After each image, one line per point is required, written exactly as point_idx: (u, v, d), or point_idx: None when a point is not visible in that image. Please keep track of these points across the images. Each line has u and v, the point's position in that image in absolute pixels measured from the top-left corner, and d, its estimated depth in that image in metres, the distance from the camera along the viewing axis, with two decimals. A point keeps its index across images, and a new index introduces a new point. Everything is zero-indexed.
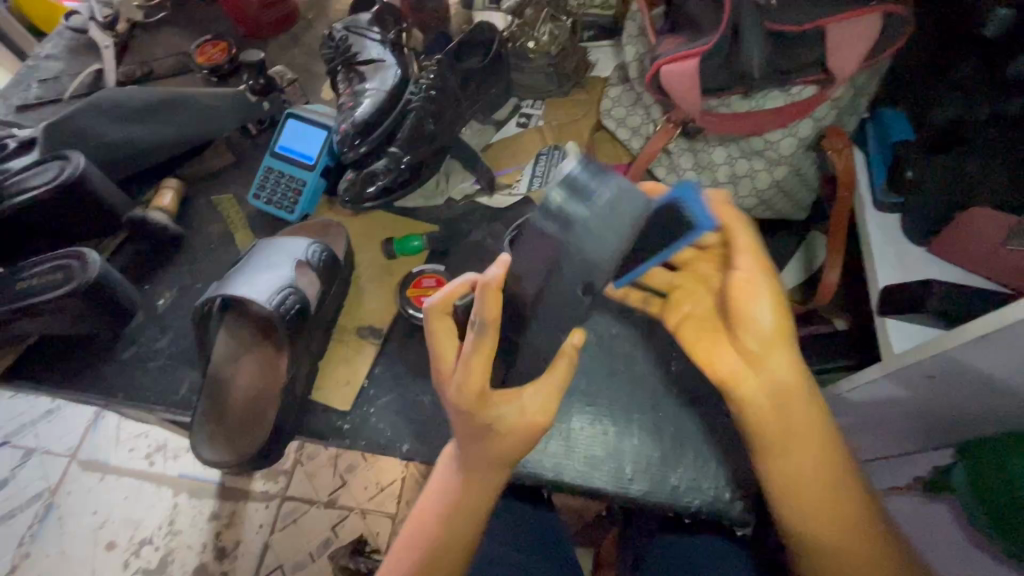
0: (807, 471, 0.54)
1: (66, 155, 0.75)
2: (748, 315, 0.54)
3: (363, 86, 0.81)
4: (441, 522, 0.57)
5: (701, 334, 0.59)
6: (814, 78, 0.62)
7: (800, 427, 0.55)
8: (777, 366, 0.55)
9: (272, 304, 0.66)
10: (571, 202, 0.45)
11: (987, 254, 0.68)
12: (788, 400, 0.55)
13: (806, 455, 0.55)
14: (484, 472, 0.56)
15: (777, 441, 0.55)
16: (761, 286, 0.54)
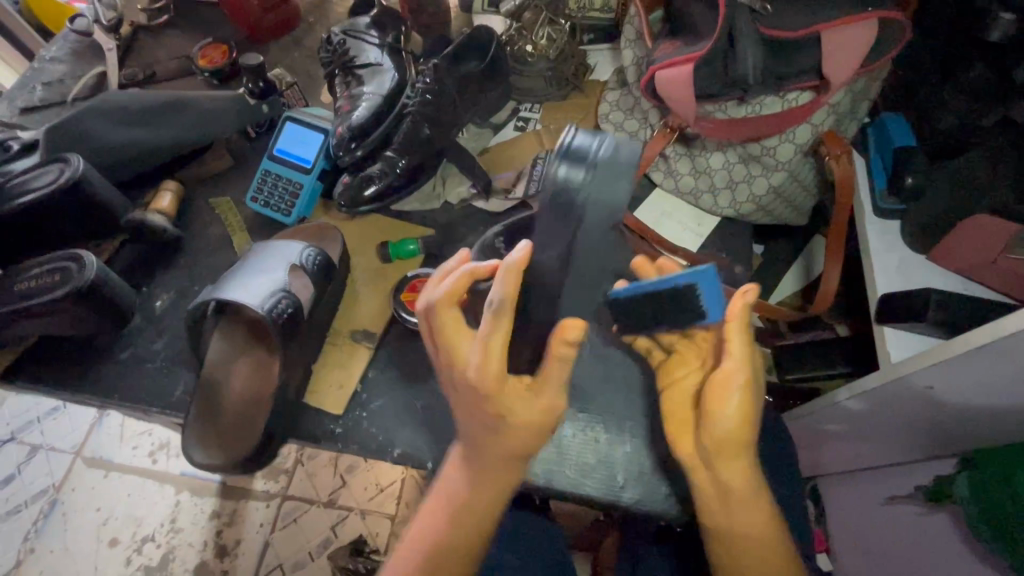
0: (763, 547, 0.55)
1: (65, 157, 0.76)
2: (712, 413, 0.54)
3: (361, 90, 0.82)
4: (435, 519, 0.57)
5: (682, 404, 0.61)
6: (810, 84, 0.62)
7: (748, 522, 0.55)
8: (730, 470, 0.54)
9: (265, 308, 0.66)
10: (575, 160, 0.51)
11: (988, 262, 0.68)
12: (736, 498, 0.55)
13: (751, 547, 0.56)
14: (499, 469, 0.55)
15: (720, 532, 0.56)
16: (733, 391, 0.53)
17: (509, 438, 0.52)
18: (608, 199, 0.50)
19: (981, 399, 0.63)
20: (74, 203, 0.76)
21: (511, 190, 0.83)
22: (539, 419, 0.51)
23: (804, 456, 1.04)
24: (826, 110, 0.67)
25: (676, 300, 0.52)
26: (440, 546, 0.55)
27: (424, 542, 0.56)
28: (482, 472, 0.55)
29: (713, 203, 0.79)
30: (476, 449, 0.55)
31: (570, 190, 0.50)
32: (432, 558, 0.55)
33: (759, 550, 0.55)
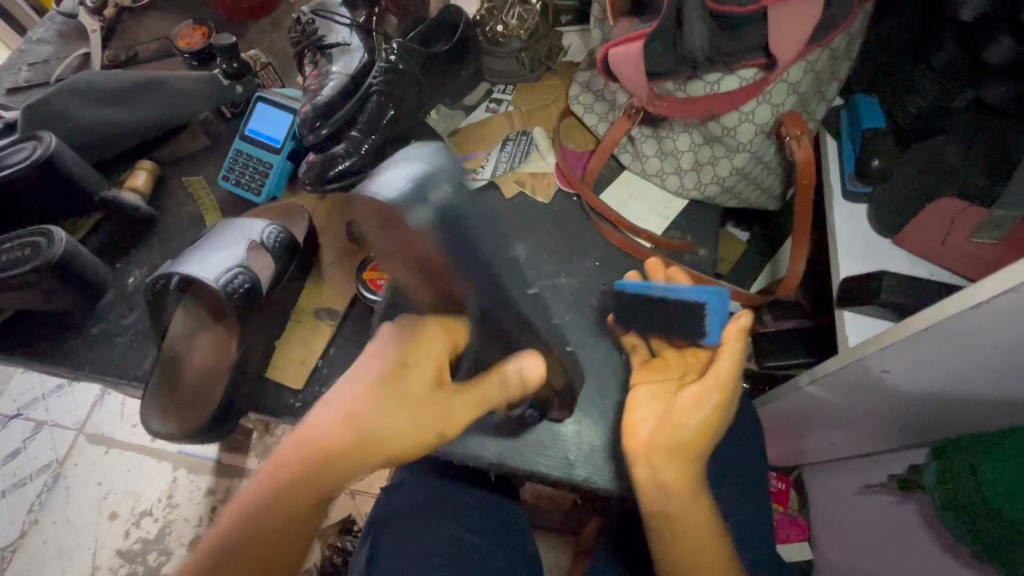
0: (700, 535, 0.56)
1: (39, 135, 0.77)
2: (677, 417, 0.56)
3: (329, 69, 0.82)
4: (300, 472, 0.54)
5: (646, 403, 0.62)
6: (759, 61, 0.62)
7: (679, 521, 0.56)
8: (670, 469, 0.55)
9: (220, 283, 0.67)
10: (425, 200, 0.49)
11: (952, 243, 0.66)
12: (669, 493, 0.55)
13: (689, 537, 0.56)
14: (385, 432, 0.54)
15: (660, 522, 0.56)
16: (705, 394, 0.56)
17: (426, 416, 0.55)
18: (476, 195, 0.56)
19: (935, 381, 0.62)
20: (47, 179, 0.77)
21: (481, 170, 0.86)
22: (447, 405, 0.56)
23: (779, 443, 1.03)
24: (785, 89, 0.65)
25: (685, 310, 0.61)
26: (296, 489, 0.54)
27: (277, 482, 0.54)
28: (380, 422, 0.54)
29: (679, 184, 0.78)
30: (386, 395, 0.55)
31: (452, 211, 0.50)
32: (282, 497, 0.54)
33: (691, 547, 0.56)
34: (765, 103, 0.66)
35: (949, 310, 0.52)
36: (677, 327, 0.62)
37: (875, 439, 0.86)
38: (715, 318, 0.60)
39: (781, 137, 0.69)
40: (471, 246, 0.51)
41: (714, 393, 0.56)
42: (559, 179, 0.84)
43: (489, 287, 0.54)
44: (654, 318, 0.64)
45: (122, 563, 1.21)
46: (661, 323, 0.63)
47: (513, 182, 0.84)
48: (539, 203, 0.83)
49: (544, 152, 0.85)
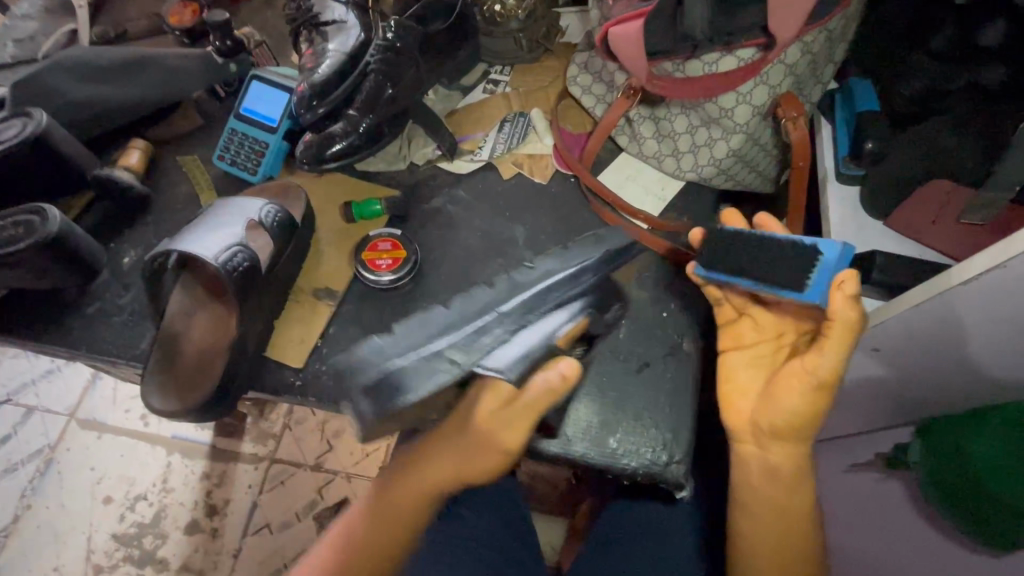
0: (784, 512, 0.58)
1: (29, 112, 0.76)
2: (776, 396, 0.58)
3: (325, 46, 0.79)
4: (354, 539, 0.60)
5: (749, 368, 0.64)
6: (757, 40, 0.63)
7: (774, 499, 0.58)
8: (778, 450, 0.58)
9: (219, 261, 0.67)
10: (412, 379, 0.53)
11: (944, 225, 0.69)
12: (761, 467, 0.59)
13: (770, 519, 0.58)
14: (447, 457, 0.58)
15: (751, 502, 0.59)
16: (814, 367, 0.56)
17: (467, 452, 0.57)
18: (394, 331, 0.59)
19: (926, 357, 0.64)
20: (39, 157, 0.76)
21: (479, 151, 0.86)
22: (490, 427, 0.55)
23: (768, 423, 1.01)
24: (782, 70, 0.66)
25: (791, 260, 0.58)
26: (351, 559, 0.59)
27: (338, 555, 0.59)
28: (443, 454, 0.58)
29: (676, 166, 0.79)
30: (445, 434, 0.59)
31: (428, 363, 0.53)
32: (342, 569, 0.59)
33: (763, 523, 0.58)
34: (762, 84, 0.67)
35: (942, 283, 0.54)
36: (772, 281, 0.58)
37: (862, 416, 0.87)
38: (824, 268, 0.56)
39: (778, 119, 0.70)
40: (438, 367, 0.53)
41: (826, 365, 0.55)
42: (557, 160, 0.84)
43: (470, 336, 0.55)
44: (741, 269, 0.60)
45: (118, 546, 1.22)
46: (752, 279, 0.60)
47: (511, 163, 0.85)
48: (537, 184, 0.84)
49: (541, 134, 0.86)
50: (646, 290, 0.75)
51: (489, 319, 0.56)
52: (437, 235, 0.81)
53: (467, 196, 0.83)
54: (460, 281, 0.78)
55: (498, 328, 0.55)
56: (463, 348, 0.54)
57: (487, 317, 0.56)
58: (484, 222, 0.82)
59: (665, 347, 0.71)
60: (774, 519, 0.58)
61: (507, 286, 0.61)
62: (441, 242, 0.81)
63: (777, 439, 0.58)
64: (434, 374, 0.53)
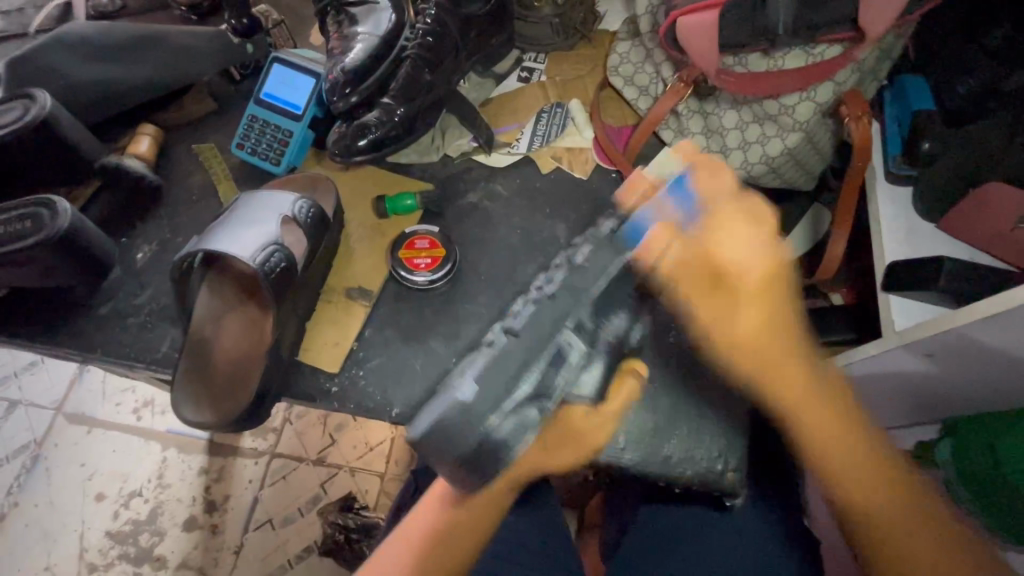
0: (841, 432, 0.57)
1: (31, 94, 0.70)
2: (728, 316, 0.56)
3: (354, 30, 0.74)
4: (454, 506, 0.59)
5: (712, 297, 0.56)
6: (844, 36, 0.64)
7: (856, 483, 0.56)
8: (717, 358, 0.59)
9: (256, 262, 0.64)
10: (516, 434, 0.47)
11: (998, 233, 0.66)
12: (835, 478, 0.57)
13: (845, 450, 0.56)
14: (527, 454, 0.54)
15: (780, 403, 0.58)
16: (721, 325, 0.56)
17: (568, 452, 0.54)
18: (466, 373, 0.47)
19: (977, 371, 0.63)
20: (45, 144, 0.70)
21: (516, 144, 0.81)
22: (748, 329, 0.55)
23: None
24: (851, 68, 0.66)
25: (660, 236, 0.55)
26: (454, 527, 0.59)
27: (436, 531, 0.59)
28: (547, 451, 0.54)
29: (723, 163, 0.75)
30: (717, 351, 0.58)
31: (520, 412, 0.47)
32: (446, 536, 0.58)
33: (850, 473, 0.56)
34: (827, 82, 0.67)
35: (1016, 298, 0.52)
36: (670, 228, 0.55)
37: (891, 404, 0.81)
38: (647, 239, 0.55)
39: (838, 117, 0.70)
40: (530, 416, 0.48)
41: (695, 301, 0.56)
42: (598, 154, 0.80)
43: (554, 361, 0.48)
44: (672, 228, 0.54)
45: (112, 544, 1.16)
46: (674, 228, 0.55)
47: (549, 156, 0.80)
48: (576, 178, 0.80)
49: (581, 127, 0.81)
50: None
51: (568, 338, 0.49)
52: (474, 232, 0.77)
53: (504, 190, 0.79)
54: (499, 280, 0.75)
55: (577, 345, 0.49)
56: (551, 382, 0.48)
57: (559, 338, 0.48)
58: (523, 219, 0.78)
59: None
60: (839, 450, 0.56)
61: (565, 290, 0.51)
62: (477, 240, 0.77)
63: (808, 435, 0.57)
64: (530, 423, 0.48)
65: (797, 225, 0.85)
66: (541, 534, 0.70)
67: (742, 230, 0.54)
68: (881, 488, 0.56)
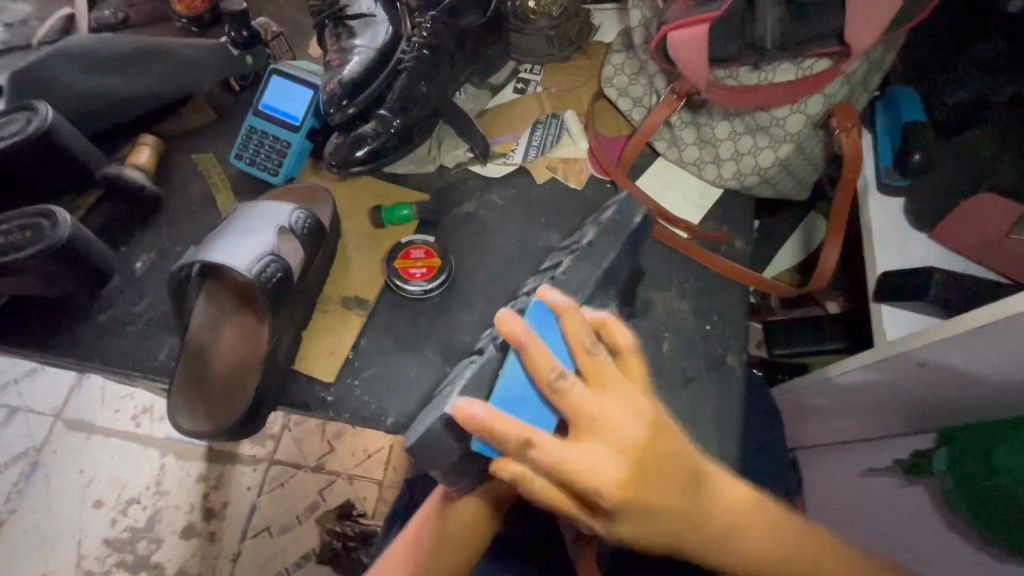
0: (758, 511, 0.50)
1: (33, 105, 0.71)
2: (603, 432, 0.45)
3: (352, 42, 0.75)
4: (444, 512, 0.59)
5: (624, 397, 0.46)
6: (829, 51, 0.64)
7: (786, 563, 0.51)
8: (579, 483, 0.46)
9: (252, 272, 0.65)
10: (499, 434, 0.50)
11: (991, 244, 0.66)
12: (729, 560, 0.50)
13: (752, 533, 0.50)
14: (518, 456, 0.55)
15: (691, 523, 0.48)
16: (616, 436, 0.45)
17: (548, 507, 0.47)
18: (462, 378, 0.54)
19: (968, 381, 0.64)
20: (47, 155, 0.71)
21: (512, 154, 0.82)
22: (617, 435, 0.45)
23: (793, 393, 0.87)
24: (841, 80, 0.67)
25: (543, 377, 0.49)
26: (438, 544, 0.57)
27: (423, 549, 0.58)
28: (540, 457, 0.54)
29: (716, 174, 0.76)
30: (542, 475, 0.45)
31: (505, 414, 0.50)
32: (437, 547, 0.58)
33: (759, 542, 0.50)
34: (817, 94, 0.68)
35: (1007, 309, 0.52)
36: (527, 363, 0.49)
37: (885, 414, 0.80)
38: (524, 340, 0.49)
39: (829, 129, 0.71)
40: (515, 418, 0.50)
41: (612, 423, 0.45)
42: (592, 164, 0.81)
43: None
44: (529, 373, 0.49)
45: (110, 552, 1.16)
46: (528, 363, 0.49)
47: (545, 166, 0.81)
48: (571, 188, 0.80)
49: (576, 137, 0.82)
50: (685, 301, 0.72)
51: None
52: (470, 241, 0.78)
53: (500, 200, 0.80)
54: (494, 289, 0.75)
55: None
56: None
57: None
58: (519, 229, 0.79)
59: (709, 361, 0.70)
60: (764, 534, 0.50)
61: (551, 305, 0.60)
62: (473, 250, 0.78)
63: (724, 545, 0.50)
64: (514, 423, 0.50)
65: (790, 236, 0.86)
66: (535, 542, 0.70)
67: (619, 383, 0.47)
68: (795, 549, 0.51)
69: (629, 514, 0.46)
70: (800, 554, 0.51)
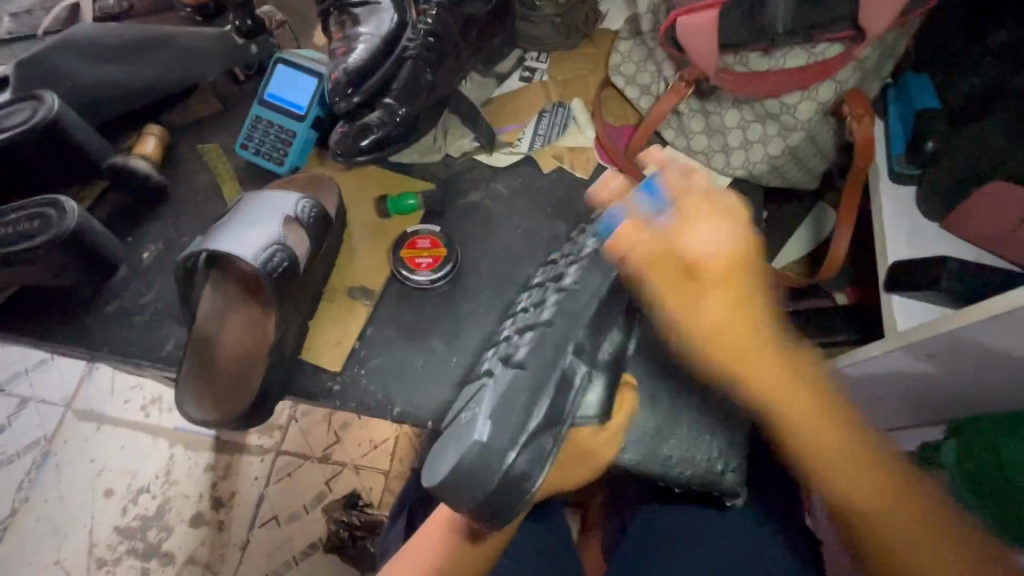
0: (857, 459, 0.51)
1: (39, 95, 0.71)
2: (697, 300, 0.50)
3: (356, 30, 0.74)
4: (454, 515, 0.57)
5: (726, 306, 0.49)
6: (843, 36, 0.63)
7: (866, 506, 0.51)
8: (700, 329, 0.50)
9: (259, 262, 0.65)
10: (530, 470, 0.47)
11: (1004, 233, 0.65)
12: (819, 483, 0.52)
13: (856, 480, 0.51)
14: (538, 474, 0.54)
15: (789, 410, 0.51)
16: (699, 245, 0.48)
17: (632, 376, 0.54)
18: (478, 410, 0.48)
19: (979, 372, 0.63)
20: (53, 145, 0.71)
21: (517, 144, 0.81)
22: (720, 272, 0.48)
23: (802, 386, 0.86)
24: (852, 67, 0.66)
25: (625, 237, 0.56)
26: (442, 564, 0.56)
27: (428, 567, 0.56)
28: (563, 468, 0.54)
29: (725, 163, 0.75)
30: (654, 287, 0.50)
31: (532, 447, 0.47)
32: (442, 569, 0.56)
33: (857, 486, 0.51)
34: (828, 81, 0.67)
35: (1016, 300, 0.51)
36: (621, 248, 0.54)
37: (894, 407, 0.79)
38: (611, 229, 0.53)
39: (840, 117, 0.70)
40: (546, 447, 0.48)
41: (706, 236, 0.48)
42: (599, 154, 0.80)
43: (563, 386, 0.50)
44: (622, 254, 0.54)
45: (121, 540, 1.17)
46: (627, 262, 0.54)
47: (551, 156, 0.81)
48: (578, 178, 0.80)
49: (582, 126, 0.81)
50: None
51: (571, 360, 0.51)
52: (476, 231, 0.78)
53: (505, 191, 0.80)
54: (500, 280, 0.75)
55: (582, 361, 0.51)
56: (562, 409, 0.49)
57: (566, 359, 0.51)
58: (525, 219, 0.78)
59: None
60: (859, 475, 0.51)
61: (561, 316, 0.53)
62: (478, 240, 0.77)
63: (803, 442, 0.52)
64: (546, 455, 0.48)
65: (800, 226, 0.85)
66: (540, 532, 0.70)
67: (715, 223, 0.48)
68: (886, 506, 0.50)
69: (724, 358, 0.51)
70: (909, 504, 0.50)
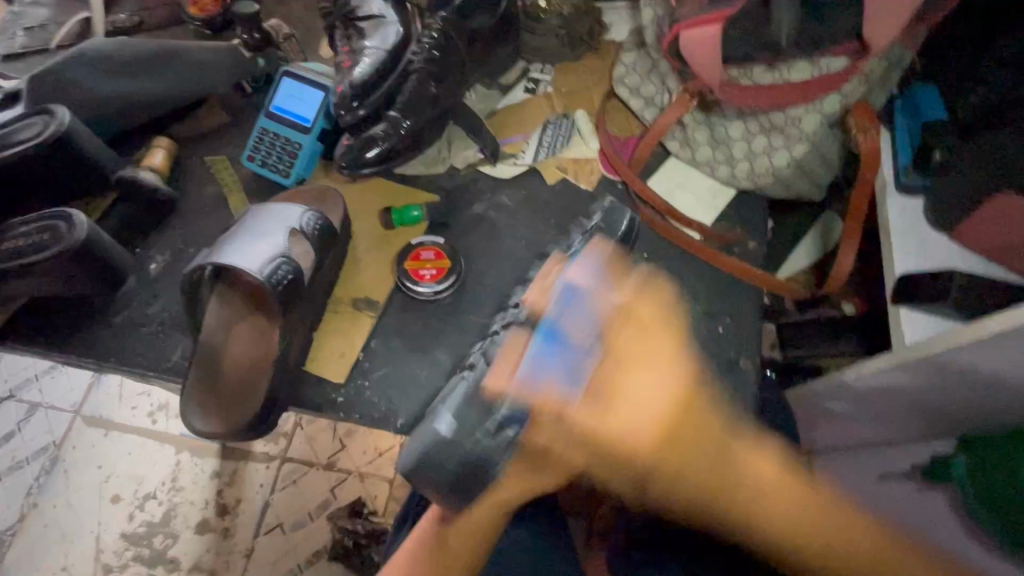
0: (844, 542, 0.45)
1: (50, 109, 0.72)
2: (639, 392, 0.45)
3: (362, 44, 0.75)
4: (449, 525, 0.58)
5: (659, 401, 0.45)
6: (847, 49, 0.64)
7: (876, 569, 0.45)
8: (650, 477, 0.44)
9: (263, 275, 0.65)
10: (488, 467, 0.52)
11: (1013, 245, 0.64)
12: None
13: (852, 549, 0.45)
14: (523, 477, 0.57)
15: (744, 507, 0.45)
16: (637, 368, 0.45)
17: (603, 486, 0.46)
18: (448, 406, 0.55)
19: (989, 386, 0.62)
20: (64, 158, 0.72)
21: (522, 155, 0.82)
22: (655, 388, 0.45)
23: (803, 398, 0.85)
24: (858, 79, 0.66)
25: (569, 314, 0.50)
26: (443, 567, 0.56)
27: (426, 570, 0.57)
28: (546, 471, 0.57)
29: (730, 174, 0.75)
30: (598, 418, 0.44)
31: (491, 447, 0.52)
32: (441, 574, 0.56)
33: (854, 564, 0.45)
34: (834, 93, 0.67)
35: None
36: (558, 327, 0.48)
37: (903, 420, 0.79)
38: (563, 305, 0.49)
39: (846, 128, 0.70)
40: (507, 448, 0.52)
41: (641, 369, 0.45)
42: (604, 165, 0.80)
43: None
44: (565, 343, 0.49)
45: (127, 546, 1.18)
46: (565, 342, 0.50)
47: (555, 167, 0.81)
48: (582, 189, 0.80)
49: (586, 137, 0.82)
50: (698, 303, 0.72)
51: None
52: (480, 242, 0.78)
53: (509, 202, 0.80)
54: (504, 291, 0.75)
55: None
56: None
57: None
58: (529, 230, 0.78)
59: (722, 366, 0.69)
60: (851, 540, 0.45)
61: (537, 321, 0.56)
62: (482, 251, 0.77)
63: (774, 533, 0.46)
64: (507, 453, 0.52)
65: (807, 236, 0.84)
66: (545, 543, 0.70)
67: (652, 355, 0.46)
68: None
69: (668, 466, 0.44)
70: (904, 568, 0.45)
